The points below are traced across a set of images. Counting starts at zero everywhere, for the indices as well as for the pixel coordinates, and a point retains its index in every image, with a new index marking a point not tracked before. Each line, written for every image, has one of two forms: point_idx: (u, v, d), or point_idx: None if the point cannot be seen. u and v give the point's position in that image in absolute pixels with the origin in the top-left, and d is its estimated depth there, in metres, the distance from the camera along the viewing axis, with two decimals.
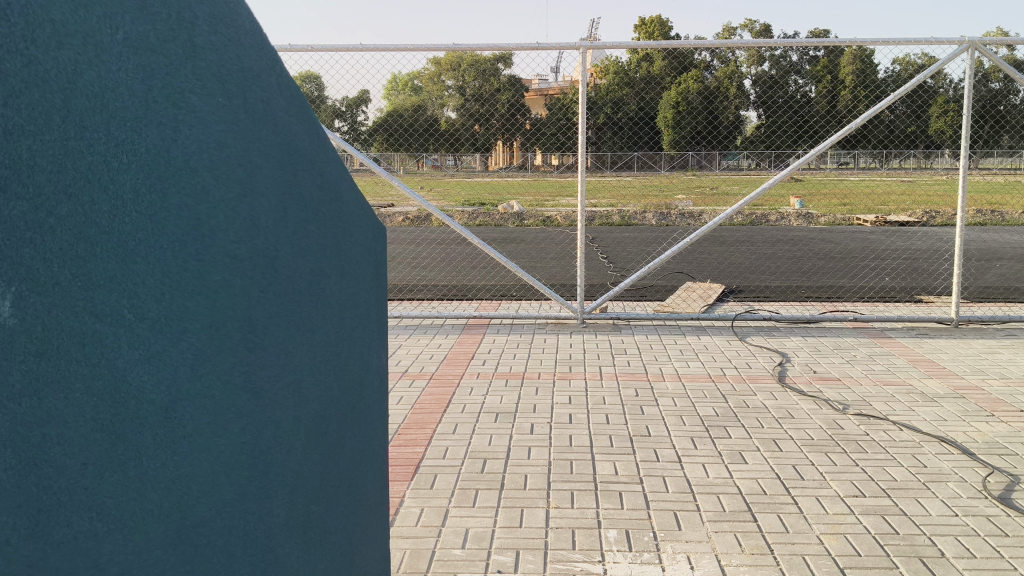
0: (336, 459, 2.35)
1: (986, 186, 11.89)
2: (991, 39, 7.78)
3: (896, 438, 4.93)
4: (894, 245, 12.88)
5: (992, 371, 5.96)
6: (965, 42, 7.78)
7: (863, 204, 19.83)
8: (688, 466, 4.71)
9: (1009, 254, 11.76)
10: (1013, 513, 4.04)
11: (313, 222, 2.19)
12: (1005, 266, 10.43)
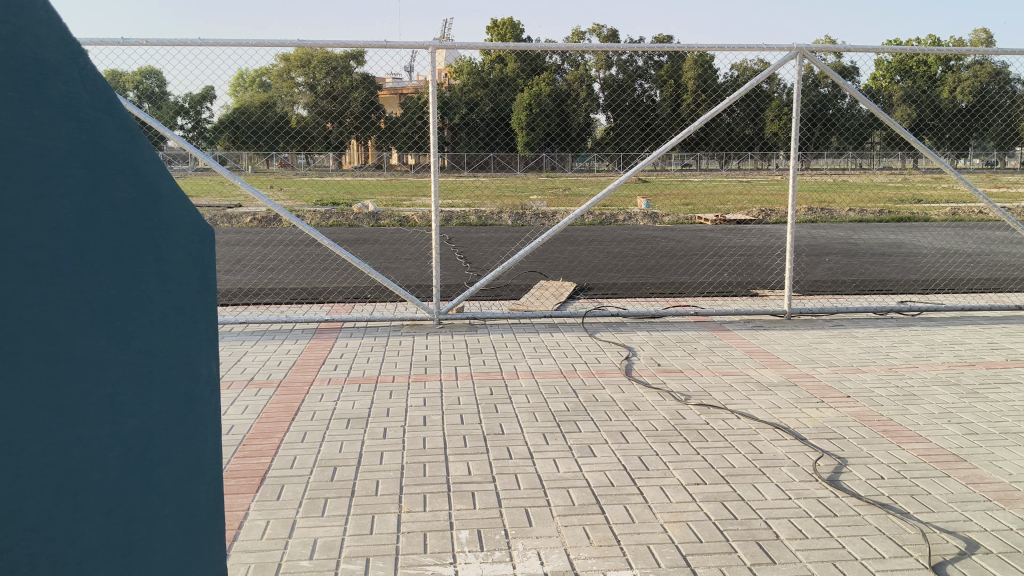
0: (170, 477, 2.19)
1: (818, 187, 12.59)
2: (819, 47, 8.27)
3: (734, 426, 5.14)
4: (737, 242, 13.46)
5: (821, 360, 6.31)
6: (795, 50, 8.23)
7: (705, 204, 20.73)
8: (540, 462, 4.75)
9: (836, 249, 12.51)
10: (840, 494, 4.27)
11: (135, 224, 2.04)
12: (834, 261, 11.07)
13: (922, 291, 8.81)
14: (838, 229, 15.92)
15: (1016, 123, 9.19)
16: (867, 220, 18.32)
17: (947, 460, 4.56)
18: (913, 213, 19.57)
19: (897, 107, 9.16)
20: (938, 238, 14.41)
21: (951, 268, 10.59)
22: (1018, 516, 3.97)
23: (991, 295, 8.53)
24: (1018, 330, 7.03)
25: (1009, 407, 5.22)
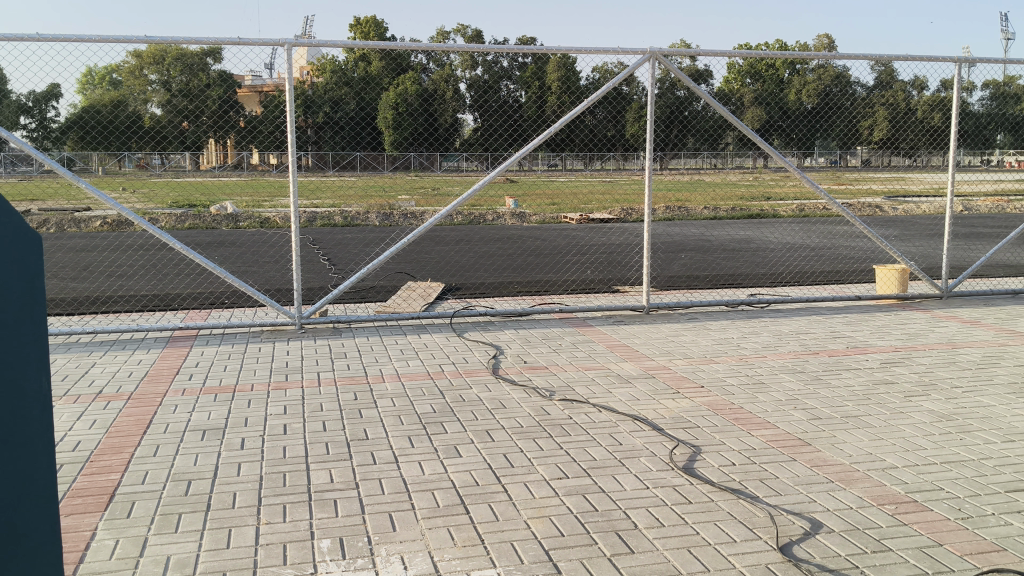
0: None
1: (676, 186, 13.02)
2: (672, 51, 8.50)
3: (596, 419, 5.25)
4: (601, 240, 13.75)
5: (678, 352, 6.53)
6: (649, 53, 8.44)
7: (570, 205, 21.12)
8: (404, 465, 4.71)
9: (692, 247, 12.93)
10: (695, 482, 4.42)
11: None
12: (691, 257, 11.47)
13: (771, 284, 9.24)
14: (695, 227, 16.52)
15: (856, 124, 9.77)
16: (722, 217, 19.12)
17: (794, 445, 4.79)
18: (765, 211, 20.54)
19: (748, 110, 9.51)
20: (786, 234, 15.16)
21: (797, 262, 11.15)
22: (857, 495, 4.21)
23: (833, 286, 9.05)
24: (858, 319, 7.47)
25: (849, 392, 5.54)
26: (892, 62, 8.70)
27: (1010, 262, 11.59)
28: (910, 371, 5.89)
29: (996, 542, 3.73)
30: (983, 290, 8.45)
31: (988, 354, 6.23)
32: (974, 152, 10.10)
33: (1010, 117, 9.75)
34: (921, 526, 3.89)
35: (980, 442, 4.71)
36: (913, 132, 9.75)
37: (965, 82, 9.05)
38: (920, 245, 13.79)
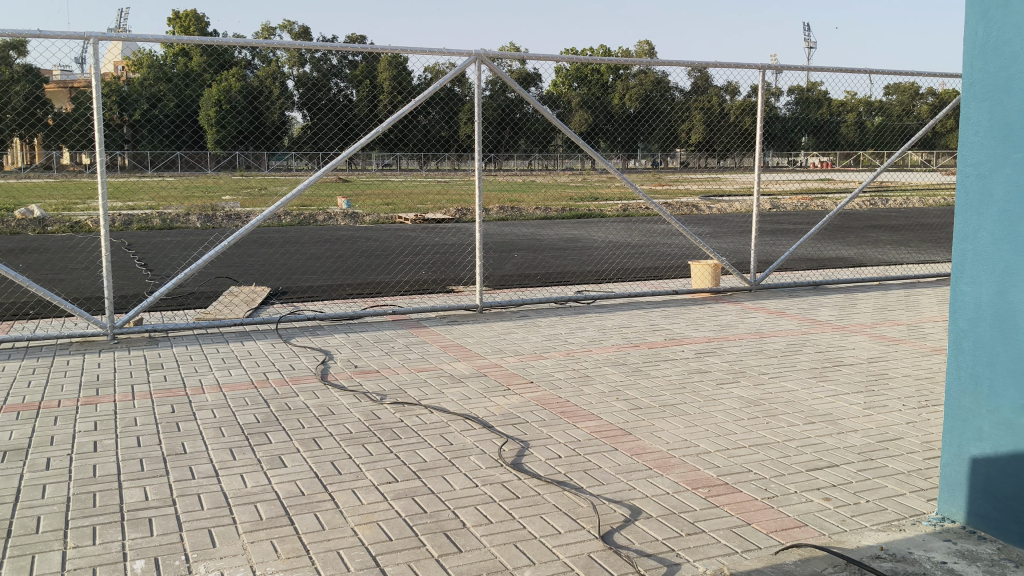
0: None
1: (506, 188, 13.15)
2: (500, 53, 8.40)
3: (426, 421, 5.24)
4: (433, 241, 13.74)
5: (509, 350, 6.62)
6: (475, 56, 8.32)
7: (404, 205, 21.03)
8: (226, 479, 4.54)
9: (524, 245, 13.17)
10: (523, 477, 4.49)
11: None
12: (523, 256, 11.67)
13: (597, 281, 9.54)
14: (527, 226, 16.82)
15: (675, 128, 10.29)
16: (552, 217, 19.58)
17: (616, 435, 4.96)
18: (594, 210, 21.22)
19: (575, 113, 9.83)
20: (613, 232, 15.71)
21: (621, 259, 11.58)
22: (674, 481, 4.40)
23: (654, 282, 9.44)
24: (677, 312, 7.83)
25: (667, 382, 5.79)
26: (706, 68, 9.32)
27: (811, 256, 12.48)
28: (723, 360, 6.23)
29: (798, 517, 3.99)
30: (789, 282, 9.07)
31: (792, 342, 6.67)
32: (782, 153, 10.53)
33: (811, 120, 10.59)
34: (732, 507, 4.11)
35: (784, 424, 5.04)
36: (727, 135, 10.39)
37: (772, 87, 9.69)
38: (733, 241, 14.63)
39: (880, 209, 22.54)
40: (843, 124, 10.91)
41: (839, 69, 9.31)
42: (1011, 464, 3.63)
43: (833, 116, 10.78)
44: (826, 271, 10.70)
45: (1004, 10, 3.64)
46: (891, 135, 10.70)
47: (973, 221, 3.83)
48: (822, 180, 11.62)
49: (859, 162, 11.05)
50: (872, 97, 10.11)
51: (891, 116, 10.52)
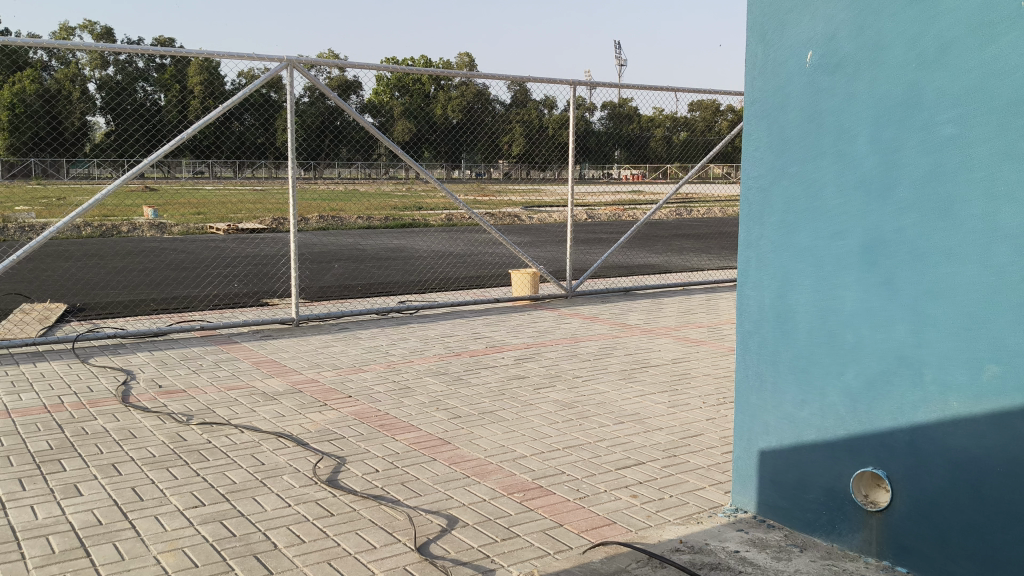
0: None
1: (327, 196, 12.98)
2: (311, 59, 8.17)
3: (237, 441, 5.06)
4: (247, 253, 13.26)
5: (325, 364, 6.50)
6: (286, 61, 8.09)
7: (217, 214, 20.31)
8: (13, 512, 4.20)
9: (344, 256, 13.02)
10: (337, 493, 4.39)
11: None
12: (341, 267, 11.53)
13: (419, 290, 9.56)
14: (347, 236, 16.65)
15: (498, 139, 10.48)
16: (374, 226, 19.48)
17: (433, 444, 4.95)
18: (414, 219, 21.28)
19: (397, 122, 9.69)
20: (434, 242, 15.82)
21: (442, 268, 11.65)
22: (490, 487, 4.41)
23: (475, 290, 9.57)
24: (496, 320, 7.95)
25: (486, 389, 5.86)
26: (525, 83, 9.60)
27: (622, 263, 13.02)
28: (540, 365, 6.37)
29: (607, 516, 4.10)
30: (602, 289, 9.42)
31: (604, 346, 6.92)
32: (597, 167, 10.96)
33: (624, 134, 11.05)
34: (545, 509, 4.17)
35: (596, 426, 5.20)
36: (546, 148, 10.65)
37: (587, 103, 10.18)
38: (550, 250, 15.05)
39: (684, 219, 23.88)
40: (652, 138, 11.30)
41: (648, 86, 9.79)
42: (794, 454, 3.98)
43: (644, 130, 11.18)
44: (636, 277, 11.21)
45: (780, 33, 3.95)
46: (695, 149, 11.52)
47: (756, 230, 4.12)
48: (633, 193, 12.28)
49: (669, 176, 11.52)
50: (677, 113, 10.76)
51: (695, 131, 11.33)
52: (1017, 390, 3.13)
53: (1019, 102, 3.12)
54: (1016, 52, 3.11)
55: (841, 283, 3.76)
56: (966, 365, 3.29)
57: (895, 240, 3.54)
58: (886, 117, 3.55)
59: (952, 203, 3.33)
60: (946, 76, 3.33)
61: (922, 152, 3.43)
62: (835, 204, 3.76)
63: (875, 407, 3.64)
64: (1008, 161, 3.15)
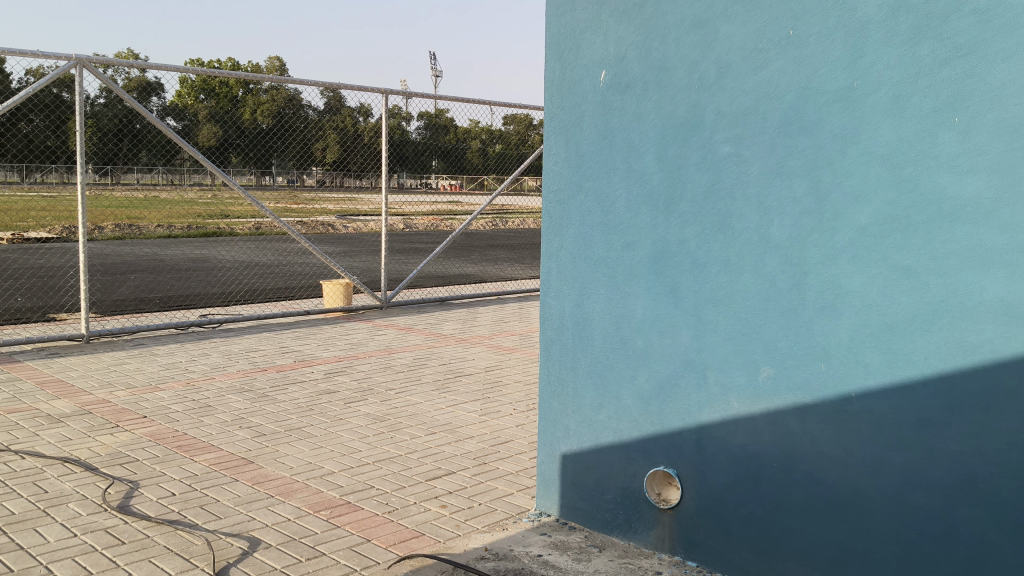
0: None
1: (123, 203, 12.29)
2: (100, 57, 7.69)
3: (16, 469, 4.67)
4: (35, 265, 12.30)
5: (119, 383, 6.13)
6: (73, 59, 7.59)
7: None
8: None
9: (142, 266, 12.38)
10: (130, 520, 4.12)
11: None
12: (138, 278, 10.95)
13: (223, 303, 9.24)
14: (147, 246, 15.85)
15: (310, 145, 10.34)
16: (178, 236, 18.66)
17: (236, 465, 4.76)
18: (222, 229, 20.53)
19: (203, 126, 9.19)
20: (240, 252, 15.35)
21: (249, 279, 11.30)
22: (295, 506, 4.26)
23: (284, 303, 9.35)
24: (306, 333, 7.79)
25: (293, 405, 5.72)
26: (338, 91, 9.51)
27: (437, 274, 13.12)
28: (351, 378, 6.29)
29: (416, 528, 4.05)
30: (417, 299, 9.43)
31: (418, 356, 6.93)
32: (414, 175, 10.94)
33: (440, 144, 11.19)
34: (352, 525, 4.06)
35: (407, 438, 5.19)
36: (361, 156, 10.65)
37: (403, 111, 10.20)
38: (364, 260, 14.94)
39: (499, 230, 24.38)
40: (468, 150, 11.61)
41: (463, 98, 9.91)
42: (592, 458, 4.13)
43: (459, 142, 11.41)
44: (451, 287, 11.33)
45: (575, 53, 4.11)
46: (511, 161, 11.95)
47: (555, 242, 4.25)
48: (451, 203, 12.18)
49: (486, 187, 11.67)
50: (492, 126, 11.12)
51: (510, 145, 11.81)
52: (790, 388, 3.46)
53: (786, 126, 3.43)
54: (784, 80, 3.42)
55: (633, 292, 3.95)
56: (745, 367, 3.58)
57: (681, 252, 3.77)
58: (672, 136, 3.78)
59: (730, 217, 3.61)
60: (725, 100, 3.60)
61: (704, 170, 3.69)
62: (627, 217, 3.95)
63: (665, 408, 3.85)
64: (778, 178, 3.47)
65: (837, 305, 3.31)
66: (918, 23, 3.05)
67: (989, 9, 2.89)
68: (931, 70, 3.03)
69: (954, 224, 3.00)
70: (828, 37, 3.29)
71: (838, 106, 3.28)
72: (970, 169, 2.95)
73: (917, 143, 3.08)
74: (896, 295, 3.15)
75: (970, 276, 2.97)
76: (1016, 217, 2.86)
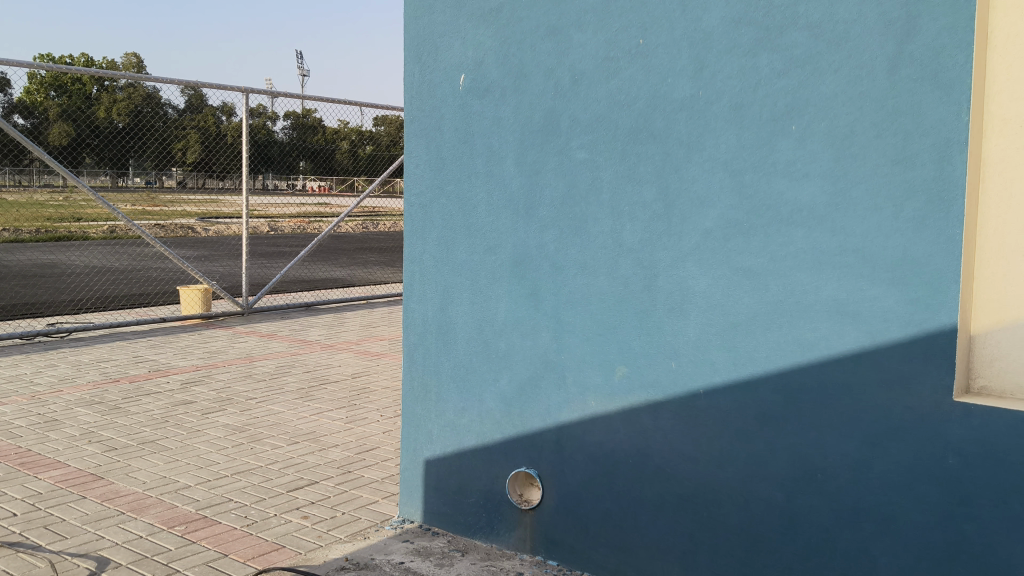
0: None
1: None
2: None
3: None
4: None
5: None
6: None
7: None
8: None
9: None
10: None
11: None
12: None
13: (73, 311, 8.88)
14: None
15: (170, 145, 10.44)
16: (25, 240, 17.73)
17: (84, 481, 4.55)
18: (71, 232, 19.61)
19: (57, 126, 9.20)
20: (92, 257, 14.70)
21: (103, 286, 10.86)
22: (148, 522, 4.11)
23: (139, 313, 9.03)
24: (162, 343, 7.57)
25: (147, 417, 5.52)
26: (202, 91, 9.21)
27: (304, 278, 12.98)
28: (209, 389, 6.14)
29: (275, 540, 3.97)
30: (280, 305, 9.52)
31: (281, 364, 6.89)
32: (280, 176, 11.10)
33: (308, 145, 11.23)
34: (209, 540, 3.94)
35: (267, 448, 5.08)
36: (224, 156, 10.70)
37: (267, 111, 10.08)
38: (227, 265, 14.59)
39: (369, 231, 24.48)
40: (338, 151, 11.54)
41: (330, 98, 9.96)
42: (455, 462, 4.15)
43: (328, 143, 11.41)
44: (318, 293, 11.24)
45: (434, 56, 4.10)
46: (382, 163, 12.00)
47: (417, 245, 4.22)
48: (320, 204, 12.34)
49: (355, 188, 11.64)
50: (362, 127, 11.17)
51: (381, 146, 11.79)
52: (643, 386, 3.55)
53: (637, 133, 3.52)
54: (635, 88, 3.51)
55: (493, 295, 3.97)
56: (601, 367, 3.66)
57: (540, 256, 3.82)
58: (530, 140, 3.82)
59: (585, 221, 3.68)
60: (579, 106, 3.66)
61: (560, 175, 3.74)
62: (487, 221, 3.97)
63: (526, 409, 3.89)
64: (630, 183, 3.55)
65: (685, 306, 3.42)
66: (757, 36, 3.18)
67: (821, 23, 3.03)
68: (769, 80, 3.16)
69: (790, 228, 3.14)
70: (675, 47, 3.38)
71: (685, 114, 3.38)
72: (806, 174, 3.09)
73: (757, 150, 3.20)
74: (740, 296, 3.27)
75: (806, 277, 3.11)
76: (847, 220, 3.01)
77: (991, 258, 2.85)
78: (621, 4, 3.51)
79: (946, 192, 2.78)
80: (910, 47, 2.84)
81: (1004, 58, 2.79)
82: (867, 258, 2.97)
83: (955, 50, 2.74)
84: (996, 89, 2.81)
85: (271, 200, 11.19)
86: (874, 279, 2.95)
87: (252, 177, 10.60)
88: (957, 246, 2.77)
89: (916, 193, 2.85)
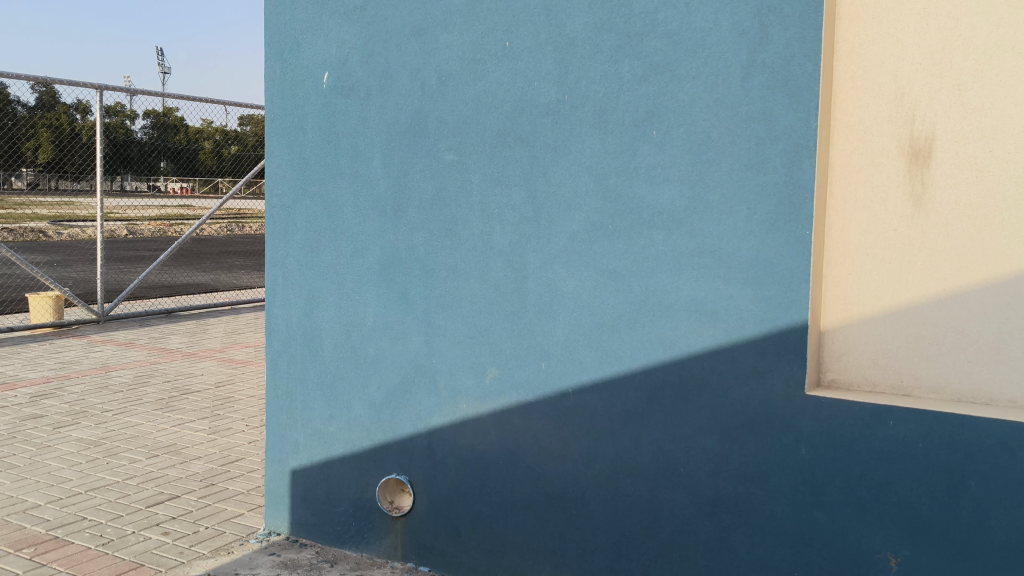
0: None
1: None
2: None
3: None
4: None
5: None
6: None
7: None
8: None
9: None
10: None
11: None
12: None
13: None
14: None
15: (19, 145, 10.03)
16: None
17: None
18: None
19: None
20: None
21: None
22: None
23: None
24: (9, 353, 7.15)
25: None
26: (52, 86, 9.01)
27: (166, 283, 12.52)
28: (61, 402, 5.84)
29: (133, 559, 3.78)
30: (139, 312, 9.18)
31: (139, 374, 6.64)
32: (140, 177, 10.80)
33: (170, 145, 11.04)
34: (60, 562, 3.72)
35: (124, 462, 4.86)
36: (78, 156, 10.19)
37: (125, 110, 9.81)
38: (82, 271, 13.92)
39: (235, 236, 23.86)
40: (202, 151, 11.39)
41: (193, 98, 9.79)
42: (323, 471, 4.07)
43: (189, 142, 11.26)
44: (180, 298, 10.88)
45: (296, 54, 4.01)
46: (247, 163, 12.00)
47: (280, 248, 4.11)
48: (182, 207, 11.86)
49: (219, 189, 11.37)
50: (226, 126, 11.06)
51: (247, 146, 11.89)
52: (513, 387, 3.56)
53: (504, 136, 3.53)
54: (501, 91, 3.52)
55: (362, 299, 3.91)
56: (472, 370, 3.65)
57: (409, 259, 3.78)
58: (397, 141, 3.78)
59: (454, 223, 3.66)
60: (446, 107, 3.65)
61: (428, 176, 3.71)
62: (354, 222, 3.90)
63: (396, 415, 3.85)
64: (497, 186, 3.56)
65: (554, 307, 3.45)
66: (618, 42, 3.23)
67: (678, 31, 3.10)
68: (630, 86, 3.22)
69: (652, 231, 3.20)
70: (539, 51, 3.41)
71: (551, 118, 3.41)
72: (665, 178, 3.16)
73: (620, 154, 3.25)
74: (605, 296, 3.32)
75: (666, 277, 3.17)
76: (705, 223, 3.09)
77: (837, 258, 2.99)
78: (486, 7, 3.51)
79: (797, 195, 2.90)
80: (762, 55, 2.94)
81: (849, 68, 2.93)
82: (722, 259, 3.05)
83: (803, 59, 2.86)
84: (841, 97, 2.95)
85: (131, 203, 10.68)
86: (730, 279, 3.04)
87: (108, 178, 10.16)
88: (806, 246, 2.88)
89: (768, 196, 2.95)
